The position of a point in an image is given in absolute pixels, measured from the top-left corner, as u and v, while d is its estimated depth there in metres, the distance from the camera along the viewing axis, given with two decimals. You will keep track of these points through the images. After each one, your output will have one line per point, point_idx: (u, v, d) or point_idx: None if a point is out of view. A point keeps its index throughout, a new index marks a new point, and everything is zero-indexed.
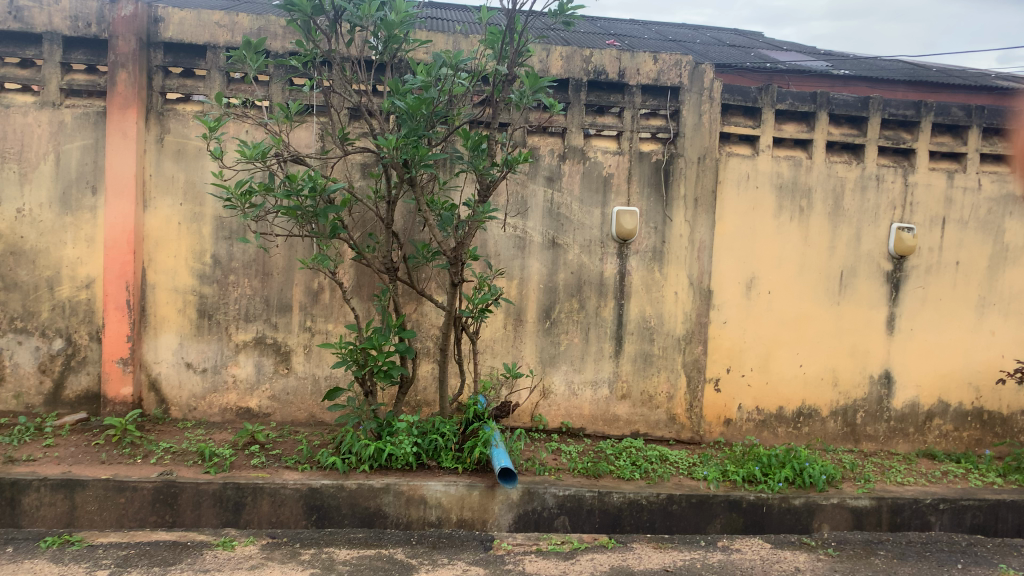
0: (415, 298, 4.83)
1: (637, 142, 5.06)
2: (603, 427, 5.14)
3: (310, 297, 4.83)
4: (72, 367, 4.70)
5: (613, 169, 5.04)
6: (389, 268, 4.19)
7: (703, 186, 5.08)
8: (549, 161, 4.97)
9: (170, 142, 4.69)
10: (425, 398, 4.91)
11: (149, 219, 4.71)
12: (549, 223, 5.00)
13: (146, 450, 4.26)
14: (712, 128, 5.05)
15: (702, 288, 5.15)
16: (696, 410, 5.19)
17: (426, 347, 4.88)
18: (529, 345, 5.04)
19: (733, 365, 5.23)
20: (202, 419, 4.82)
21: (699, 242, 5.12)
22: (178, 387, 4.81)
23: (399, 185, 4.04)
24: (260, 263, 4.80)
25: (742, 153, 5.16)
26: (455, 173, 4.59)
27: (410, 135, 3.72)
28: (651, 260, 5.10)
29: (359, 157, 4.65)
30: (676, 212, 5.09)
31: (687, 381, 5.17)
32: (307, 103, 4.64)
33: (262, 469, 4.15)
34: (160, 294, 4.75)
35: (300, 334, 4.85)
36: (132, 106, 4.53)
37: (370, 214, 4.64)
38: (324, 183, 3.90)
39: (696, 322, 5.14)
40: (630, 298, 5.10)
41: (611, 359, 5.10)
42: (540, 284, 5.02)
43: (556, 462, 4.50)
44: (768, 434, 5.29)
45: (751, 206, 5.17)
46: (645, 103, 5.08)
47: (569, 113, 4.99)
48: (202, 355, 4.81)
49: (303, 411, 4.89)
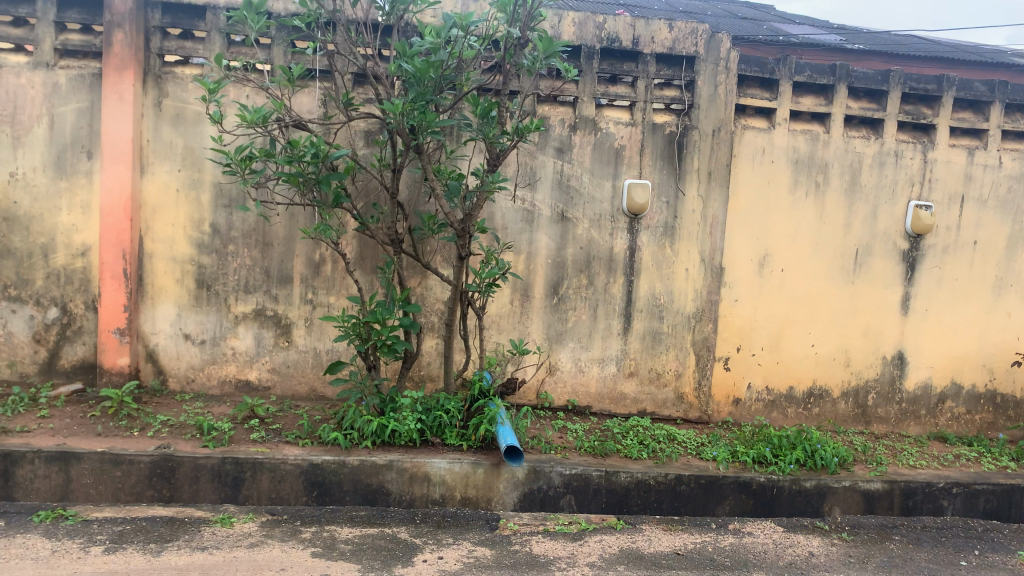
0: (419, 271, 4.71)
1: (650, 112, 4.91)
2: (610, 405, 5.04)
3: (312, 268, 4.71)
4: (68, 337, 4.59)
5: (625, 141, 4.89)
6: (394, 239, 4.06)
7: (717, 159, 4.94)
8: (559, 131, 4.83)
9: (169, 106, 4.55)
10: (429, 373, 4.80)
11: (147, 185, 4.57)
12: (558, 195, 4.86)
13: (143, 423, 4.16)
14: (728, 100, 4.89)
15: (714, 265, 5.02)
16: (705, 389, 5.09)
17: (430, 321, 4.77)
18: (536, 321, 4.92)
19: (744, 344, 5.12)
20: (200, 391, 4.72)
21: (712, 217, 4.98)
22: (176, 358, 4.70)
23: (406, 153, 3.89)
24: (261, 233, 4.67)
25: (758, 126, 5.01)
26: (462, 142, 4.44)
27: (418, 100, 3.57)
28: (663, 236, 4.97)
29: (363, 125, 4.51)
30: (689, 186, 4.95)
31: (697, 360, 5.06)
32: (310, 67, 4.49)
33: (262, 444, 4.05)
34: (158, 263, 4.63)
35: (301, 307, 4.73)
36: (128, 67, 4.36)
37: (375, 183, 4.50)
38: (328, 149, 3.76)
39: (707, 299, 5.02)
40: (639, 275, 4.98)
41: (619, 336, 4.99)
42: (547, 259, 4.89)
43: (562, 441, 4.40)
44: (778, 414, 5.20)
45: (766, 181, 5.03)
46: (659, 73, 4.92)
47: (581, 82, 4.83)
48: (200, 326, 4.70)
49: (304, 384, 4.78)
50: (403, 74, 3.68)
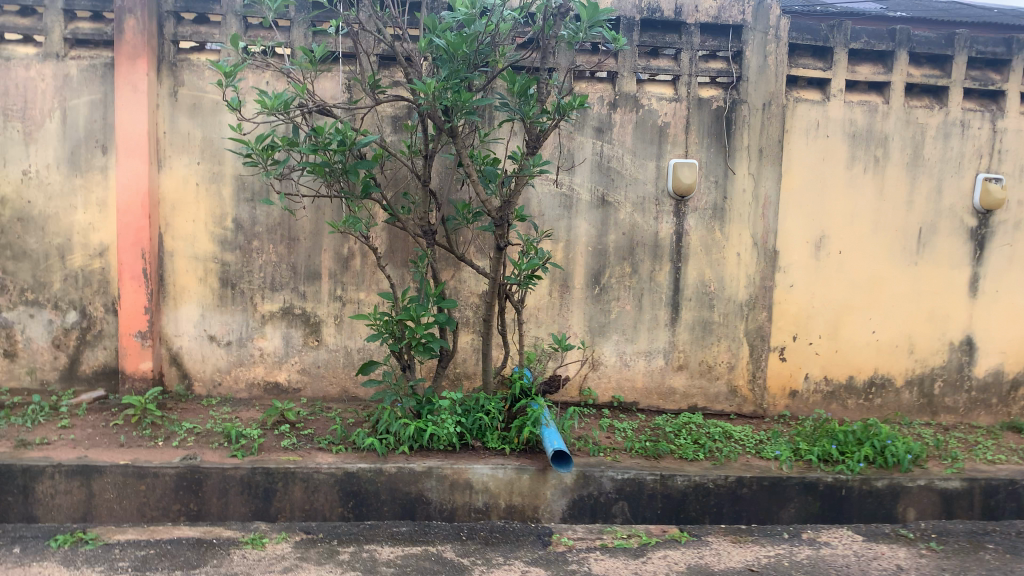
0: (453, 263, 4.44)
1: (696, 87, 4.58)
2: (658, 400, 4.75)
3: (340, 263, 4.45)
4: (88, 342, 4.38)
5: (669, 118, 4.57)
6: (427, 230, 3.77)
7: (769, 135, 4.60)
8: (598, 110, 4.51)
9: (185, 96, 4.30)
10: (465, 371, 4.54)
11: (165, 180, 4.34)
12: (598, 178, 4.56)
13: (168, 431, 3.94)
14: (779, 71, 4.56)
15: (768, 249, 4.69)
16: (759, 382, 4.78)
17: (465, 316, 4.50)
18: (577, 313, 4.64)
19: (800, 332, 4.79)
20: (228, 396, 4.49)
21: (764, 198, 4.65)
22: (202, 361, 4.48)
23: (438, 137, 3.61)
24: (286, 228, 4.42)
25: (812, 98, 4.66)
26: (496, 124, 4.15)
27: (452, 78, 3.29)
28: (711, 219, 4.66)
29: (390, 109, 4.24)
30: (739, 164, 4.62)
31: (750, 351, 4.75)
32: (333, 49, 4.23)
33: (293, 451, 3.81)
34: (179, 262, 4.40)
35: (330, 304, 4.48)
36: (141, 55, 4.12)
37: (404, 171, 4.22)
38: (354, 137, 3.47)
39: (760, 285, 4.71)
40: (687, 261, 4.67)
41: (666, 327, 4.69)
42: (588, 247, 4.60)
43: (611, 441, 4.13)
44: (837, 406, 4.88)
45: (821, 156, 4.68)
46: (704, 44, 4.59)
47: (620, 56, 4.52)
48: (226, 327, 4.47)
49: (335, 386, 4.53)
50: (434, 50, 3.39)
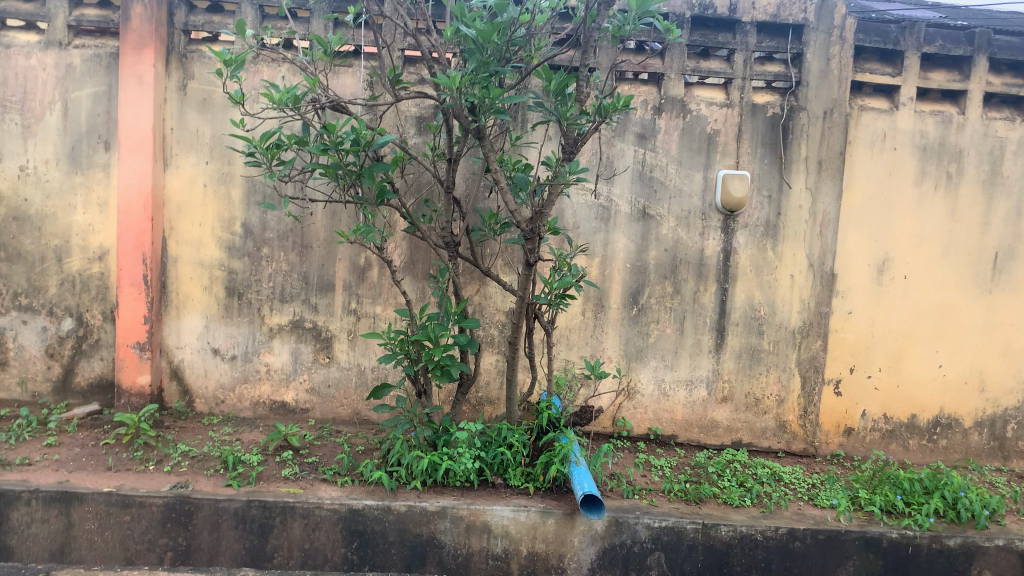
0: (477, 277, 4.08)
1: (750, 92, 4.18)
2: (700, 435, 4.32)
3: (355, 274, 4.10)
4: (84, 352, 4.07)
5: (719, 125, 4.16)
6: (449, 242, 3.38)
7: (829, 146, 4.18)
8: (641, 115, 4.12)
9: (194, 90, 3.98)
10: (488, 396, 4.16)
11: (171, 180, 4.03)
12: (639, 189, 4.16)
13: (161, 454, 3.61)
14: (842, 76, 4.15)
15: (825, 271, 4.26)
16: (811, 417, 4.35)
17: (489, 336, 4.12)
18: (612, 336, 4.23)
19: (858, 364, 4.34)
20: (231, 414, 4.15)
21: (822, 215, 4.23)
22: (204, 376, 4.15)
23: (463, 140, 3.20)
24: (299, 234, 4.08)
25: (879, 106, 4.23)
26: (530, 126, 3.77)
27: (481, 72, 2.86)
28: (763, 236, 4.24)
29: (414, 108, 3.89)
30: (795, 177, 4.21)
31: (802, 383, 4.32)
32: (354, 43, 3.90)
33: (295, 482, 3.45)
34: (183, 268, 4.08)
35: (343, 318, 4.13)
36: (148, 44, 3.81)
37: (427, 176, 3.86)
38: (370, 136, 3.06)
39: (816, 311, 4.28)
40: (735, 283, 4.25)
41: (710, 354, 4.27)
42: (626, 263, 4.20)
43: (646, 481, 3.73)
44: (897, 447, 4.41)
45: (887, 171, 4.24)
46: (761, 45, 4.19)
47: (667, 56, 4.13)
48: (231, 340, 4.14)
49: (346, 407, 4.17)
50: (461, 41, 2.98)
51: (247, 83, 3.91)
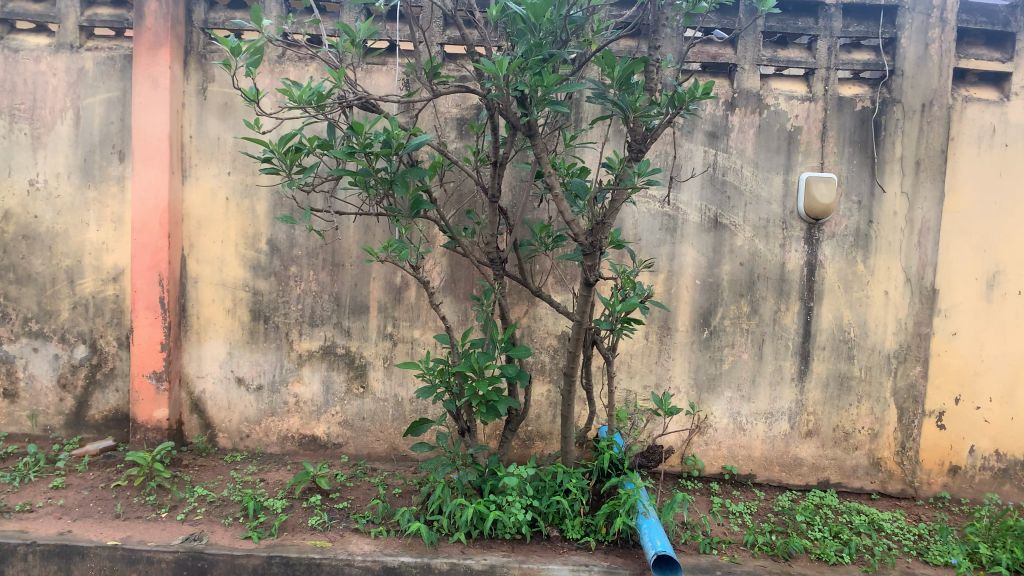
0: (527, 297, 3.64)
1: (835, 84, 3.68)
2: (782, 474, 3.81)
3: (391, 295, 3.69)
4: (98, 382, 3.73)
5: (801, 121, 3.68)
6: (495, 258, 2.90)
7: (929, 144, 3.66)
8: (711, 111, 3.66)
9: (215, 94, 3.63)
10: (539, 430, 3.70)
11: (190, 193, 3.68)
12: (709, 196, 3.69)
13: (175, 499, 3.23)
14: (944, 63, 3.63)
15: (925, 287, 3.72)
16: (910, 455, 3.80)
17: (540, 362, 3.67)
18: (680, 362, 3.75)
19: (965, 394, 3.78)
20: (256, 451, 3.77)
21: (921, 223, 3.69)
22: (227, 409, 3.78)
23: (512, 140, 2.75)
24: (329, 251, 3.69)
25: (986, 97, 3.69)
26: (585, 125, 3.31)
27: (532, 56, 2.41)
28: (852, 247, 3.72)
29: (456, 109, 3.49)
30: (889, 180, 3.68)
31: (898, 415, 3.78)
32: (389, 38, 3.52)
33: (323, 533, 3.03)
34: (204, 289, 3.72)
35: (379, 343, 3.72)
36: (164, 44, 3.47)
37: (469, 184, 3.43)
38: (404, 138, 2.56)
39: (913, 333, 3.74)
40: (820, 301, 3.74)
41: (792, 382, 3.77)
42: (695, 280, 3.72)
43: (725, 533, 3.24)
44: (1012, 488, 3.82)
45: (997, 171, 3.69)
46: (847, 30, 3.69)
47: (740, 45, 3.67)
48: (256, 369, 3.76)
49: (382, 442, 3.75)
50: (509, 22, 2.54)
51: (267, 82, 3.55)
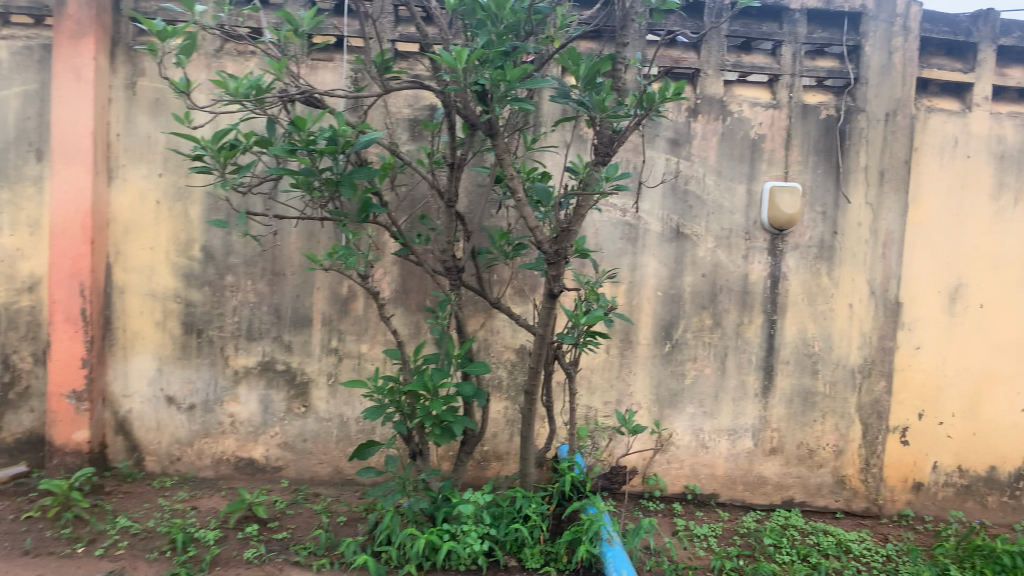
0: (483, 309, 3.43)
1: (800, 91, 3.59)
2: (745, 493, 3.68)
3: (336, 306, 3.46)
4: (10, 402, 3.39)
5: (765, 129, 3.57)
6: (451, 268, 2.69)
7: (893, 154, 3.59)
8: (673, 118, 3.52)
9: (145, 89, 3.35)
10: (495, 450, 3.50)
11: (116, 196, 3.39)
12: (672, 205, 3.55)
13: (94, 532, 2.93)
14: (908, 72, 3.56)
15: (889, 299, 3.64)
16: (874, 472, 3.70)
17: (495, 378, 3.47)
18: (641, 377, 3.59)
19: (928, 409, 3.70)
20: (187, 475, 3.48)
21: (885, 234, 3.62)
22: (156, 430, 3.47)
23: (470, 141, 2.54)
24: (269, 260, 3.43)
25: (949, 107, 3.64)
26: (545, 128, 3.15)
27: (494, 47, 2.23)
28: (817, 258, 3.61)
29: (407, 110, 3.32)
30: (854, 190, 3.60)
31: (862, 431, 3.68)
32: (336, 33, 3.30)
33: (260, 567, 2.78)
34: (131, 300, 3.42)
35: (323, 358, 3.47)
36: (88, 33, 3.19)
37: (422, 188, 3.23)
38: (352, 135, 2.35)
39: (877, 346, 3.65)
40: (784, 313, 3.63)
41: (756, 398, 3.65)
42: (657, 292, 3.56)
43: (691, 558, 3.08)
44: (974, 505, 3.76)
45: (959, 183, 3.64)
46: (811, 36, 3.60)
47: (704, 49, 3.54)
48: (188, 387, 3.47)
49: (326, 465, 3.51)
50: (468, 13, 2.35)
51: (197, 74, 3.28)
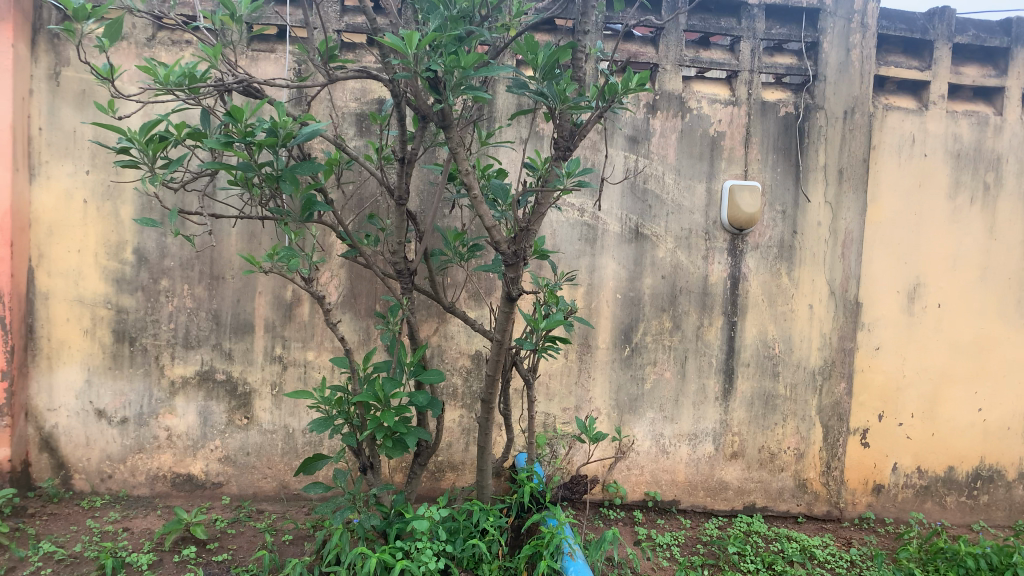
0: (436, 313, 3.29)
1: (759, 88, 3.52)
2: (706, 499, 3.60)
3: (281, 311, 3.27)
4: None
5: (724, 127, 3.49)
6: (402, 271, 2.52)
7: (851, 152, 3.55)
8: (631, 114, 3.41)
9: (70, 80, 3.13)
10: (449, 460, 3.36)
11: (39, 194, 3.14)
12: (630, 204, 3.44)
13: (14, 560, 2.70)
14: (865, 69, 3.53)
15: (848, 300, 3.59)
16: (835, 475, 3.65)
17: (450, 385, 3.33)
18: (601, 383, 3.48)
19: (888, 410, 3.67)
20: (120, 494, 3.25)
21: (844, 234, 3.57)
22: (85, 446, 3.23)
23: (422, 136, 2.37)
24: (207, 263, 3.23)
25: (906, 105, 3.61)
26: (500, 122, 3.05)
27: (447, 31, 2.07)
28: (777, 259, 3.55)
29: (355, 105, 3.18)
30: (813, 189, 3.54)
31: (823, 434, 3.63)
32: (279, 22, 3.12)
33: None
34: (56, 307, 3.18)
35: (267, 366, 3.28)
36: (6, 18, 2.94)
37: (370, 186, 3.08)
38: (292, 126, 2.17)
39: (837, 348, 3.61)
40: (745, 315, 3.55)
41: (717, 402, 3.56)
42: (616, 293, 3.46)
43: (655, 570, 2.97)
44: (933, 506, 3.74)
45: (917, 182, 3.61)
46: (770, 32, 3.54)
47: (662, 44, 3.45)
48: (120, 399, 3.24)
49: (271, 480, 3.31)
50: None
51: (118, 58, 3.08)
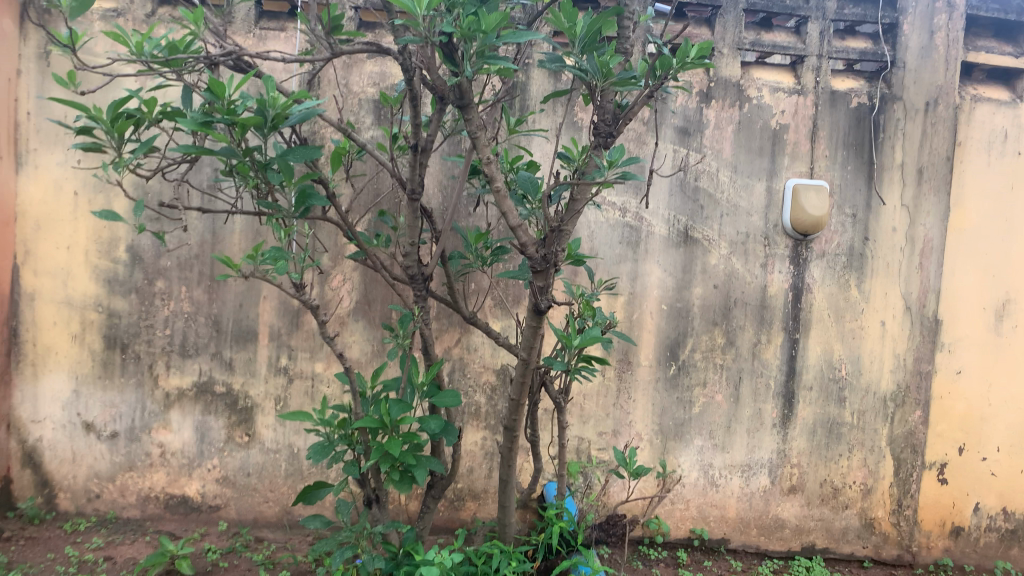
0: (459, 324, 2.94)
1: (828, 76, 3.11)
2: (759, 539, 3.19)
3: (287, 319, 2.95)
4: None
5: (787, 118, 3.09)
6: (415, 277, 2.14)
7: (933, 149, 3.12)
8: (682, 102, 3.02)
9: (60, 60, 2.83)
10: (471, 487, 3.01)
11: (26, 186, 2.86)
12: (679, 205, 3.06)
13: None
14: (951, 54, 3.10)
15: (927, 316, 3.16)
16: (907, 514, 3.22)
17: (472, 404, 2.98)
18: (642, 405, 3.09)
19: (970, 443, 3.22)
20: (108, 516, 2.95)
21: (924, 242, 3.14)
22: (71, 462, 2.94)
23: (439, 118, 1.96)
24: (207, 263, 2.92)
25: (998, 97, 3.18)
26: (534, 108, 2.76)
27: None
28: (845, 269, 3.13)
29: (372, 90, 2.85)
30: (888, 190, 3.12)
31: (895, 468, 3.20)
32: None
33: None
34: (42, 309, 2.90)
35: (271, 379, 2.96)
36: None
37: (386, 179, 2.81)
38: (285, 107, 1.80)
39: (913, 371, 3.18)
40: (807, 332, 3.14)
41: (774, 429, 3.16)
42: (661, 305, 3.08)
43: None
44: (1021, 552, 3.28)
45: (1008, 184, 3.17)
46: (841, 12, 3.13)
47: (719, 24, 3.06)
48: (110, 411, 2.95)
49: (273, 504, 2.99)
50: None
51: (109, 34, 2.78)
